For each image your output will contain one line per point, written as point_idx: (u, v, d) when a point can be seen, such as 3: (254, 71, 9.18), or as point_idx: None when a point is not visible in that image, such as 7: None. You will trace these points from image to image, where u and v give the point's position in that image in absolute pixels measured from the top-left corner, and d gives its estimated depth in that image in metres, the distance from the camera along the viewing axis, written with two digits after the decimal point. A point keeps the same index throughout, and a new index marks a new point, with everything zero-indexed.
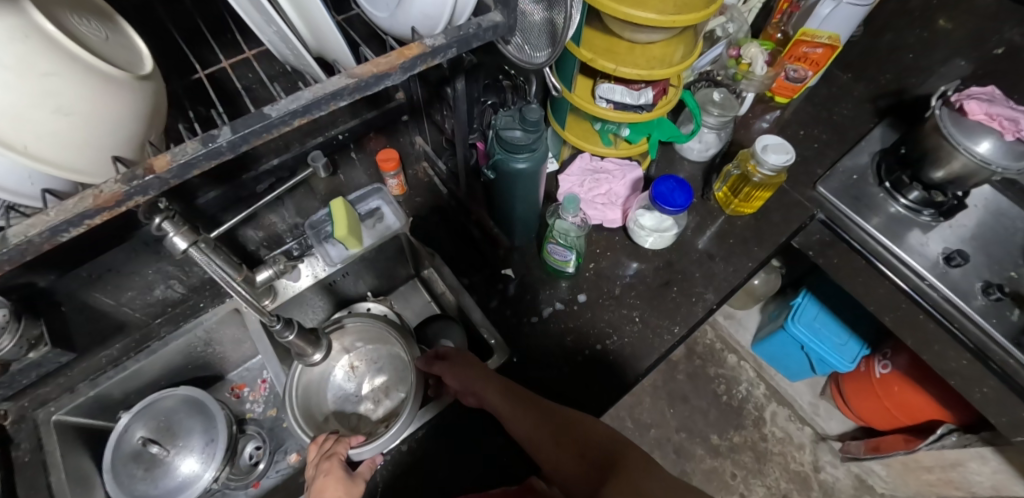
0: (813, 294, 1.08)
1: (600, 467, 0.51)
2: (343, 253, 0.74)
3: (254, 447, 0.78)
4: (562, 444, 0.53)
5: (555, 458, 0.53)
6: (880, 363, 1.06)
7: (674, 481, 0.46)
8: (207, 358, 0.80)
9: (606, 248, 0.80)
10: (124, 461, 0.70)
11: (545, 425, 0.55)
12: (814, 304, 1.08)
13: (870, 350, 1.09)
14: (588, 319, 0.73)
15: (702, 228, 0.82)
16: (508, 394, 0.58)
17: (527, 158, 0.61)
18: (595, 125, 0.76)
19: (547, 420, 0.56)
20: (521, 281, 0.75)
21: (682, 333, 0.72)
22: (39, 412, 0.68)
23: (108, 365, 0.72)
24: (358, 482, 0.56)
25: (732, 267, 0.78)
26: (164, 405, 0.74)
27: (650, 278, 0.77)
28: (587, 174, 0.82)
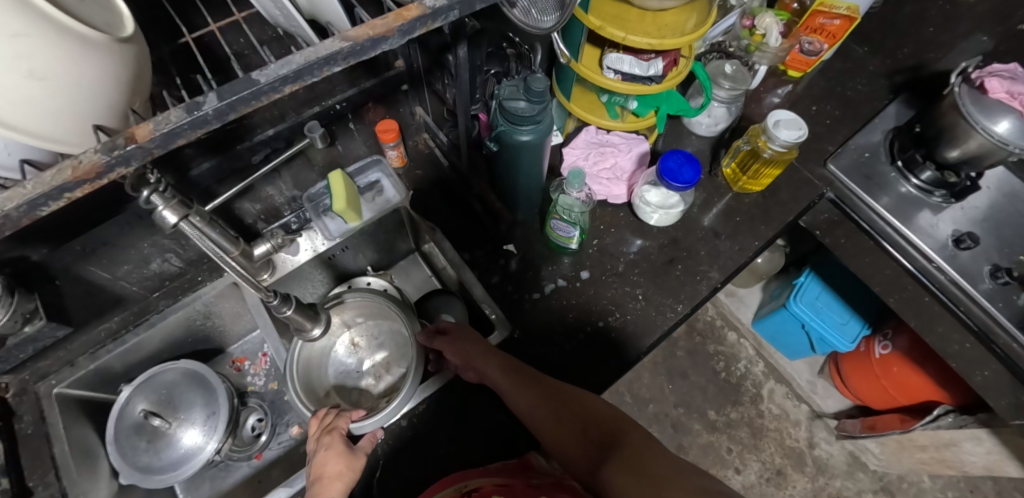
0: (816, 273, 1.07)
1: (602, 444, 0.51)
2: (342, 227, 0.72)
3: (256, 419, 0.79)
4: (563, 421, 0.53)
5: (556, 434, 0.53)
6: (881, 343, 1.06)
7: (677, 458, 0.45)
8: (207, 331, 0.80)
9: (610, 224, 0.78)
10: (127, 433, 0.70)
11: (547, 401, 0.55)
12: (818, 283, 1.07)
13: (870, 331, 1.09)
14: (590, 297, 0.72)
15: (708, 205, 0.80)
16: (510, 371, 0.58)
17: (531, 130, 0.59)
18: (602, 97, 0.75)
19: (550, 396, 0.55)
20: (523, 257, 0.74)
21: (686, 311, 0.71)
22: (40, 385, 0.68)
23: (108, 338, 0.72)
24: (360, 456, 0.56)
25: (738, 246, 0.77)
26: (164, 378, 0.74)
27: (654, 255, 0.76)
28: (592, 147, 0.80)
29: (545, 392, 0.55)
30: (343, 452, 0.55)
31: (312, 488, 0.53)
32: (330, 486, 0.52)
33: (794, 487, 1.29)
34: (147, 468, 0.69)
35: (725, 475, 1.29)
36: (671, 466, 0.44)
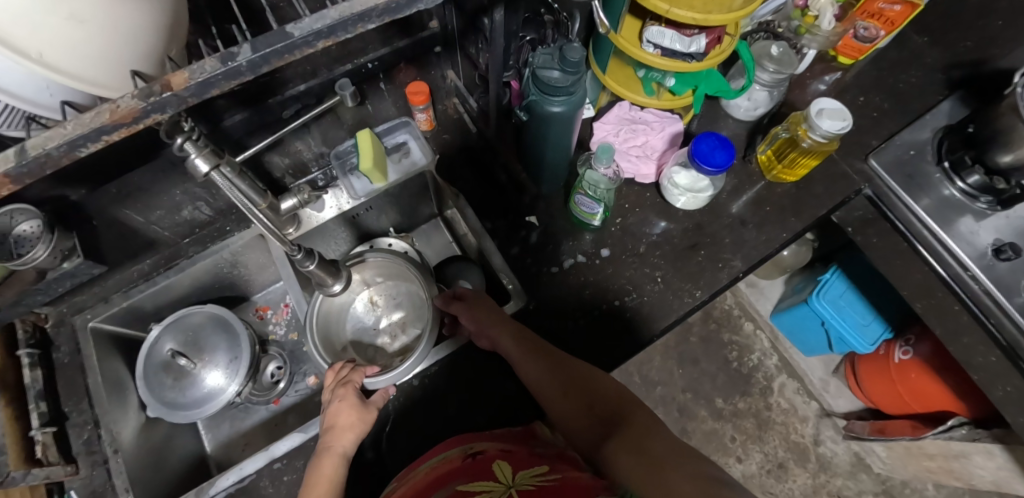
0: (842, 271, 1.04)
1: (608, 422, 0.51)
2: (367, 187, 0.73)
3: (275, 366, 0.81)
4: (571, 395, 0.54)
5: (567, 409, 0.54)
6: (901, 348, 1.04)
7: (681, 441, 0.46)
8: (233, 279, 0.82)
9: (635, 204, 0.77)
10: (156, 369, 0.74)
11: (556, 373, 0.55)
12: (842, 281, 1.04)
13: (892, 334, 1.06)
14: (608, 275, 0.71)
15: (738, 191, 0.79)
16: (522, 342, 0.59)
17: (562, 102, 0.58)
18: (640, 72, 0.73)
19: (561, 370, 0.56)
20: (544, 230, 0.73)
21: (704, 298, 0.70)
22: (76, 319, 0.72)
23: (140, 279, 0.75)
24: (371, 410, 0.59)
25: (764, 237, 0.75)
26: (191, 320, 0.77)
27: (677, 239, 0.74)
28: (624, 124, 0.78)
29: (553, 364, 0.56)
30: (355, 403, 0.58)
31: (325, 432, 0.57)
32: (339, 436, 0.56)
33: (794, 481, 1.29)
34: (172, 403, 0.73)
35: (726, 462, 1.30)
36: (675, 449, 0.44)
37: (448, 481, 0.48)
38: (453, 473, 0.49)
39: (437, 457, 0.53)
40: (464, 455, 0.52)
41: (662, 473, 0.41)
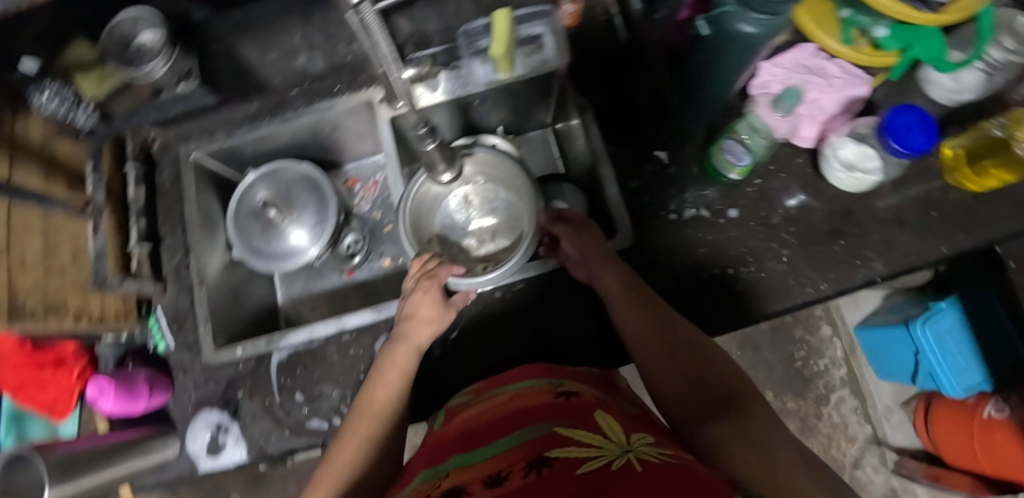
0: (963, 304, 0.91)
1: (721, 401, 0.43)
2: (489, 76, 0.68)
3: (353, 238, 0.79)
4: (675, 363, 0.48)
5: (670, 376, 0.48)
6: (995, 405, 0.92)
7: (809, 453, 0.35)
8: (330, 142, 0.79)
9: (781, 169, 0.67)
10: (245, 215, 0.74)
11: (666, 338, 0.50)
12: (958, 314, 0.91)
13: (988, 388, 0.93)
14: (732, 238, 0.64)
15: (906, 185, 0.66)
16: (630, 288, 0.54)
17: (760, 23, 0.49)
18: (843, 11, 0.63)
19: (665, 328, 0.51)
20: (673, 172, 0.66)
21: (827, 292, 0.62)
22: (181, 146, 0.72)
23: (243, 121, 0.72)
24: (451, 311, 0.57)
25: (920, 246, 0.63)
26: (286, 175, 0.76)
27: (818, 220, 0.65)
28: (799, 70, 0.65)
29: (660, 326, 0.51)
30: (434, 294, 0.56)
31: (400, 321, 0.56)
32: (411, 330, 0.54)
33: None
34: (257, 252, 0.73)
35: None
36: (800, 453, 0.35)
37: (547, 419, 0.35)
38: (543, 403, 0.38)
39: (525, 383, 0.44)
40: (552, 390, 0.41)
41: (779, 461, 0.33)
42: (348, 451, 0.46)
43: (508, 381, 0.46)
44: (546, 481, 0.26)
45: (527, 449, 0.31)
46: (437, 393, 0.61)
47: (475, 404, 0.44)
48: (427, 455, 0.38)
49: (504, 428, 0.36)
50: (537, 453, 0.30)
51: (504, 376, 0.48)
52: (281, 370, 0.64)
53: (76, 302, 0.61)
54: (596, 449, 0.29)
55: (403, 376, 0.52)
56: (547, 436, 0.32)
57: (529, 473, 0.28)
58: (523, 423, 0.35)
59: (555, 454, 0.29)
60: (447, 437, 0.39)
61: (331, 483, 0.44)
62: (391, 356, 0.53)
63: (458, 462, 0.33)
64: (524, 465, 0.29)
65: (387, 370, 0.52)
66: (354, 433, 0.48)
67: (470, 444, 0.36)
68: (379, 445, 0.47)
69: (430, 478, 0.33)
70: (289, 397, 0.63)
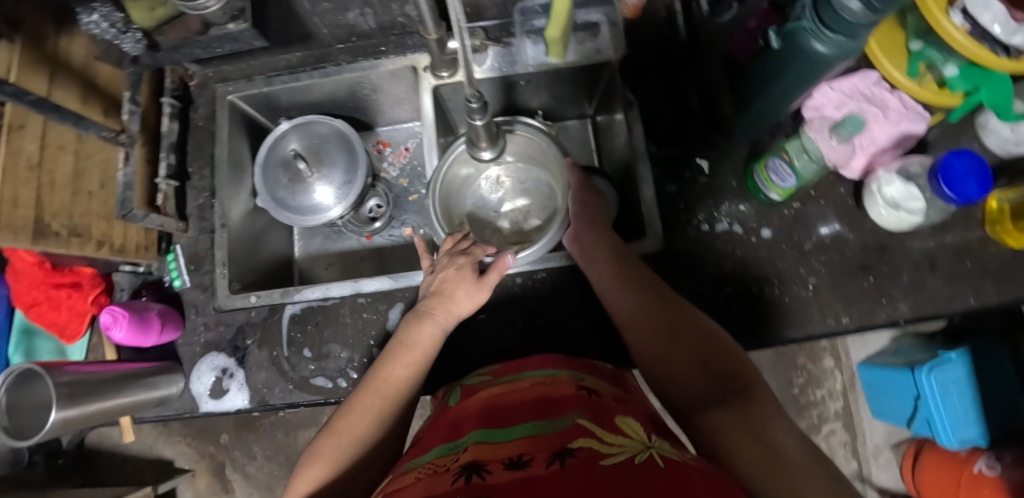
0: (970, 357, 0.89)
1: (725, 384, 0.41)
2: (539, 58, 0.67)
3: (376, 204, 0.79)
4: (673, 343, 0.47)
5: (667, 358, 0.46)
6: (986, 461, 0.91)
7: (813, 442, 0.34)
8: (367, 103, 0.78)
9: (821, 195, 0.66)
10: (275, 164, 0.73)
11: (663, 314, 0.49)
12: (964, 367, 0.89)
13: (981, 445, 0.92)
14: (760, 258, 0.64)
15: (947, 228, 0.64)
16: (628, 275, 0.53)
17: (831, 44, 0.46)
18: (914, 43, 0.62)
19: (664, 310, 0.49)
20: (709, 181, 0.66)
21: (850, 326, 0.62)
22: (219, 87, 0.71)
23: (285, 70, 0.72)
24: (483, 289, 0.56)
25: (951, 293, 0.62)
26: (318, 130, 0.75)
27: (850, 252, 0.64)
28: (856, 97, 0.63)
29: (658, 307, 0.50)
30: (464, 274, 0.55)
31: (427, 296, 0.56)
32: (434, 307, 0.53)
33: None
34: (282, 202, 0.72)
35: None
36: (805, 444, 0.34)
37: (572, 411, 0.35)
38: (563, 393, 0.39)
39: (544, 371, 0.44)
40: (574, 381, 0.42)
41: (781, 453, 0.32)
42: (354, 428, 0.44)
43: (525, 367, 0.46)
44: (571, 471, 0.27)
45: (550, 439, 0.31)
46: (446, 370, 0.61)
47: (493, 384, 0.44)
48: (443, 429, 0.39)
49: (523, 413, 0.37)
50: (559, 444, 0.30)
51: (531, 361, 0.47)
52: (292, 323, 0.64)
53: (100, 229, 0.61)
54: (618, 445, 0.30)
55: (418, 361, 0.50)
56: (570, 426, 0.32)
57: (552, 461, 0.28)
58: (544, 413, 0.36)
59: (578, 445, 0.30)
60: (463, 413, 0.40)
61: (336, 455, 0.42)
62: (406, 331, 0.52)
63: (477, 438, 0.35)
64: (548, 455, 0.30)
65: (401, 348, 0.50)
66: (365, 403, 0.46)
67: (487, 424, 0.37)
68: (391, 421, 0.45)
69: (450, 452, 0.34)
70: (297, 352, 0.63)
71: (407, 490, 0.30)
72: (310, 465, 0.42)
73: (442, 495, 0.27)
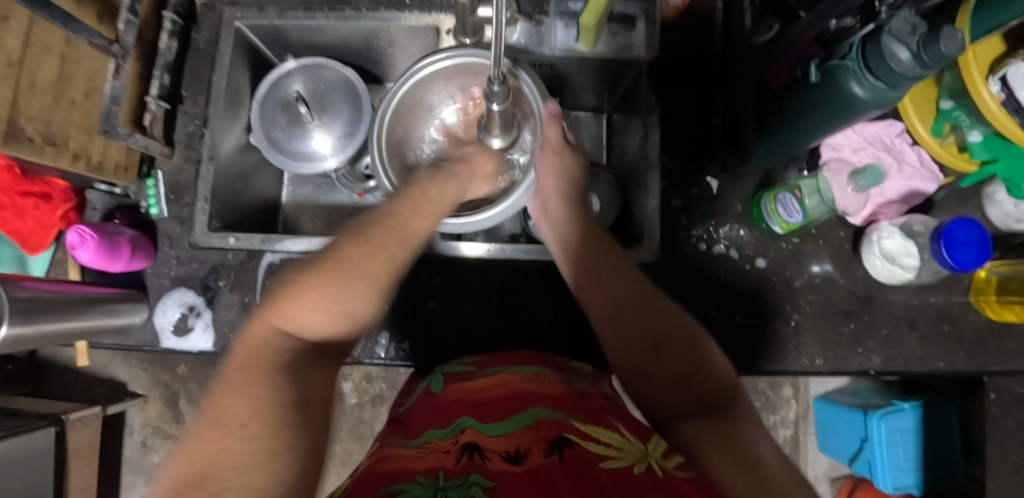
0: (921, 410, 0.92)
1: (709, 400, 0.34)
2: (568, 43, 0.64)
3: (372, 161, 0.75)
4: (654, 350, 0.39)
5: (640, 367, 0.39)
6: None
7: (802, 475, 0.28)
8: (381, 55, 0.74)
9: (821, 235, 0.65)
10: (275, 103, 0.70)
11: (648, 325, 0.40)
12: (914, 418, 0.92)
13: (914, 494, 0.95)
14: (749, 288, 0.64)
15: (934, 289, 0.64)
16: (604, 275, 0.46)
17: (870, 88, 0.46)
18: (944, 102, 0.61)
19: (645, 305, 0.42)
20: (714, 202, 0.66)
21: (821, 369, 0.62)
22: (227, 11, 0.66)
23: (300, 6, 0.67)
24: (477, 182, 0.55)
25: (923, 352, 0.63)
26: (325, 76, 0.71)
27: (837, 297, 0.64)
28: (875, 145, 0.64)
29: (642, 307, 0.42)
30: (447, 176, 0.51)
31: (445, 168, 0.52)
32: (445, 182, 0.50)
33: None
34: (276, 143, 0.69)
35: None
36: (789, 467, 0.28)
37: (564, 408, 0.38)
38: (555, 389, 0.41)
39: (529, 365, 0.46)
40: (560, 379, 0.44)
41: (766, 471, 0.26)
42: (347, 293, 0.36)
43: (508, 362, 0.48)
44: (570, 465, 0.30)
45: (542, 429, 0.34)
46: (426, 343, 0.63)
47: (474, 375, 0.45)
48: (429, 413, 0.41)
49: (517, 400, 0.39)
50: (555, 433, 0.33)
51: (506, 357, 0.49)
52: (269, 272, 0.62)
53: (78, 142, 0.57)
54: (616, 450, 0.32)
55: (418, 235, 0.43)
56: (563, 421, 0.35)
57: (551, 452, 0.31)
58: (538, 402, 0.38)
59: (574, 438, 0.33)
60: (450, 398, 0.42)
61: (339, 310, 0.35)
62: (398, 206, 0.44)
63: (472, 424, 0.37)
64: (544, 446, 0.32)
65: (396, 229, 0.41)
66: (371, 260, 0.38)
67: (479, 412, 0.38)
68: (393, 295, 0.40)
69: (444, 435, 0.36)
70: None
71: (406, 459, 0.32)
72: (282, 303, 0.34)
73: (450, 471, 0.30)
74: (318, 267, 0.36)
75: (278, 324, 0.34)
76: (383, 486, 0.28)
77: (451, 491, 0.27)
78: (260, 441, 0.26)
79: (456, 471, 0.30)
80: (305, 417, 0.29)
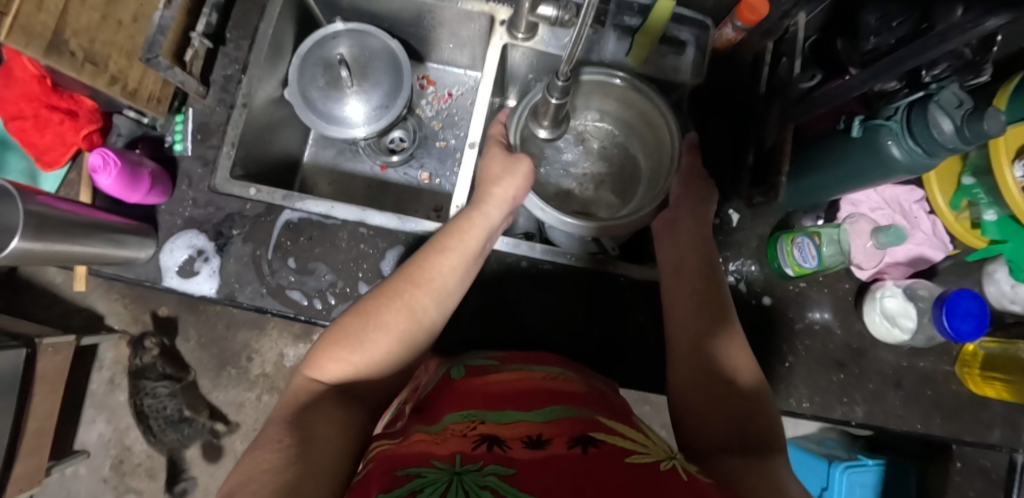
0: (884, 468, 0.95)
1: (751, 442, 0.40)
2: (618, 57, 0.65)
3: (399, 137, 0.76)
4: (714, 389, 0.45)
5: (696, 400, 0.45)
6: None
7: None
8: (429, 34, 0.73)
9: (828, 284, 0.67)
10: (317, 62, 0.69)
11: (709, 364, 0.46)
12: (875, 475, 0.95)
13: None
14: (751, 323, 0.65)
15: (924, 354, 0.66)
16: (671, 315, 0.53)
17: (906, 150, 0.47)
18: (965, 176, 0.64)
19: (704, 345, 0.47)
20: (732, 235, 0.67)
21: (806, 413, 0.64)
22: None
23: None
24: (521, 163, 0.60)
25: (903, 413, 0.65)
26: (371, 44, 0.70)
27: (833, 347, 0.66)
28: (893, 207, 0.66)
29: (710, 351, 0.47)
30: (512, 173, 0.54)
31: (478, 188, 0.55)
32: (473, 229, 0.52)
33: None
34: (310, 102, 0.68)
35: None
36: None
37: (586, 407, 0.38)
38: (578, 392, 0.41)
39: (553, 368, 0.46)
40: (585, 383, 0.44)
41: None
42: (369, 344, 0.42)
43: (531, 361, 0.48)
44: (595, 459, 0.29)
45: (568, 425, 0.34)
46: (430, 326, 0.62)
47: (499, 369, 0.46)
48: (449, 398, 0.41)
49: (540, 396, 0.39)
50: (580, 430, 0.33)
51: (532, 356, 0.50)
52: (285, 229, 0.61)
53: (117, 65, 0.57)
54: (643, 448, 0.32)
55: (446, 285, 0.48)
56: (591, 420, 0.35)
57: (574, 445, 0.31)
58: (564, 402, 0.38)
59: (599, 436, 0.32)
60: (471, 389, 0.42)
61: (356, 358, 0.41)
62: (395, 284, 0.46)
63: (491, 415, 0.36)
64: (568, 439, 0.32)
65: (423, 279, 0.47)
66: (394, 315, 0.44)
67: (495, 403, 0.39)
68: (410, 353, 0.45)
69: (462, 419, 0.37)
70: (281, 258, 0.60)
71: (424, 443, 0.33)
72: (315, 360, 0.41)
73: (465, 456, 0.30)
74: (338, 323, 0.44)
75: (312, 376, 0.40)
76: (400, 466, 0.29)
77: (468, 478, 0.27)
78: (289, 453, 0.30)
79: (473, 458, 0.30)
80: (309, 436, 0.33)
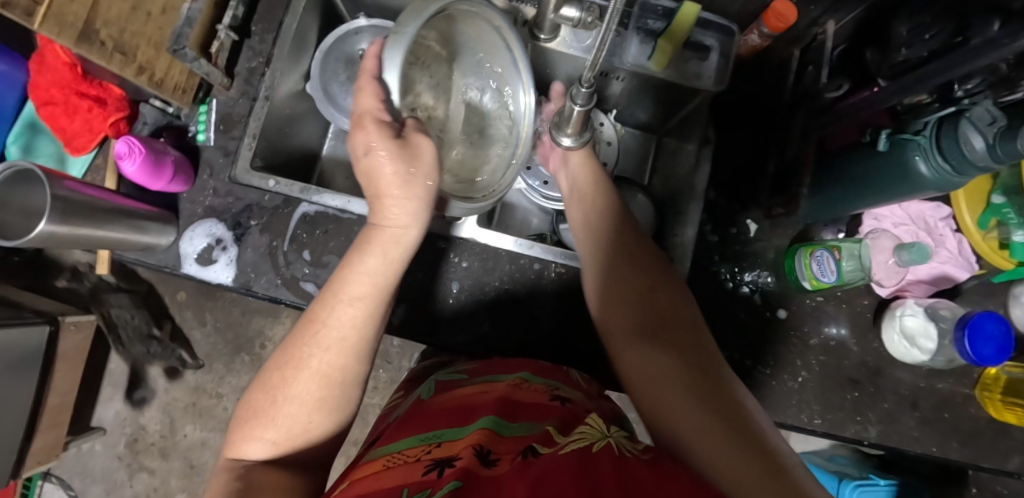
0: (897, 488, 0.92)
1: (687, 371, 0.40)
2: (640, 61, 0.64)
3: None
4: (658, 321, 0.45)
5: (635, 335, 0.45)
6: None
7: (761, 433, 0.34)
8: None
9: (846, 300, 0.65)
10: (339, 58, 0.69)
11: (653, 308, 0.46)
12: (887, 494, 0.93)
13: None
14: (764, 336, 0.64)
15: (942, 376, 0.65)
16: (609, 305, 0.50)
17: (933, 168, 0.46)
18: (996, 197, 0.62)
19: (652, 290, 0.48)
20: (748, 245, 0.66)
21: (818, 430, 0.63)
22: None
23: None
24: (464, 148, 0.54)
25: (918, 435, 0.63)
26: None
27: (848, 364, 0.64)
28: (918, 223, 0.64)
29: (658, 290, 0.48)
30: (401, 163, 0.41)
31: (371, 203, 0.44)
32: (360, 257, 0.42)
33: None
34: (331, 96, 0.68)
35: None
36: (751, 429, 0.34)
37: (540, 419, 0.37)
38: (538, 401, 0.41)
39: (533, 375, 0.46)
40: (550, 388, 0.43)
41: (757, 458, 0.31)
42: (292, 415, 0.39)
43: (501, 369, 0.48)
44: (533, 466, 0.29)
45: (519, 440, 0.34)
46: (439, 324, 0.63)
47: (466, 383, 0.46)
48: (418, 415, 0.41)
49: (493, 408, 0.39)
50: (525, 443, 0.33)
51: (504, 364, 0.49)
52: (301, 222, 0.62)
53: (146, 55, 0.58)
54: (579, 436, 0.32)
55: (347, 336, 0.41)
56: (541, 432, 0.35)
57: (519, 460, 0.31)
58: (523, 416, 0.38)
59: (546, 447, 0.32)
60: (432, 405, 0.42)
61: (282, 431, 0.39)
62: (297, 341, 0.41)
63: (450, 434, 0.36)
64: (514, 456, 0.32)
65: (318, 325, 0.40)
66: (299, 379, 0.39)
67: (455, 419, 0.39)
68: (343, 409, 0.42)
69: (420, 443, 0.36)
70: (296, 250, 0.61)
71: (376, 477, 0.33)
72: (238, 435, 0.40)
73: (413, 484, 0.30)
74: (252, 398, 0.41)
75: (237, 455, 0.39)
76: None
77: None
78: None
79: (421, 486, 0.29)
80: None
